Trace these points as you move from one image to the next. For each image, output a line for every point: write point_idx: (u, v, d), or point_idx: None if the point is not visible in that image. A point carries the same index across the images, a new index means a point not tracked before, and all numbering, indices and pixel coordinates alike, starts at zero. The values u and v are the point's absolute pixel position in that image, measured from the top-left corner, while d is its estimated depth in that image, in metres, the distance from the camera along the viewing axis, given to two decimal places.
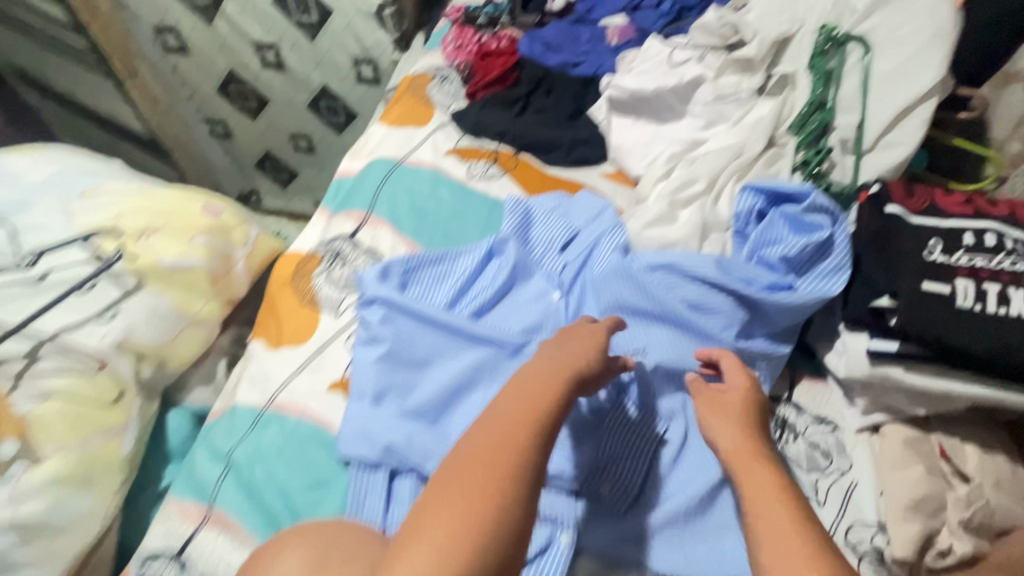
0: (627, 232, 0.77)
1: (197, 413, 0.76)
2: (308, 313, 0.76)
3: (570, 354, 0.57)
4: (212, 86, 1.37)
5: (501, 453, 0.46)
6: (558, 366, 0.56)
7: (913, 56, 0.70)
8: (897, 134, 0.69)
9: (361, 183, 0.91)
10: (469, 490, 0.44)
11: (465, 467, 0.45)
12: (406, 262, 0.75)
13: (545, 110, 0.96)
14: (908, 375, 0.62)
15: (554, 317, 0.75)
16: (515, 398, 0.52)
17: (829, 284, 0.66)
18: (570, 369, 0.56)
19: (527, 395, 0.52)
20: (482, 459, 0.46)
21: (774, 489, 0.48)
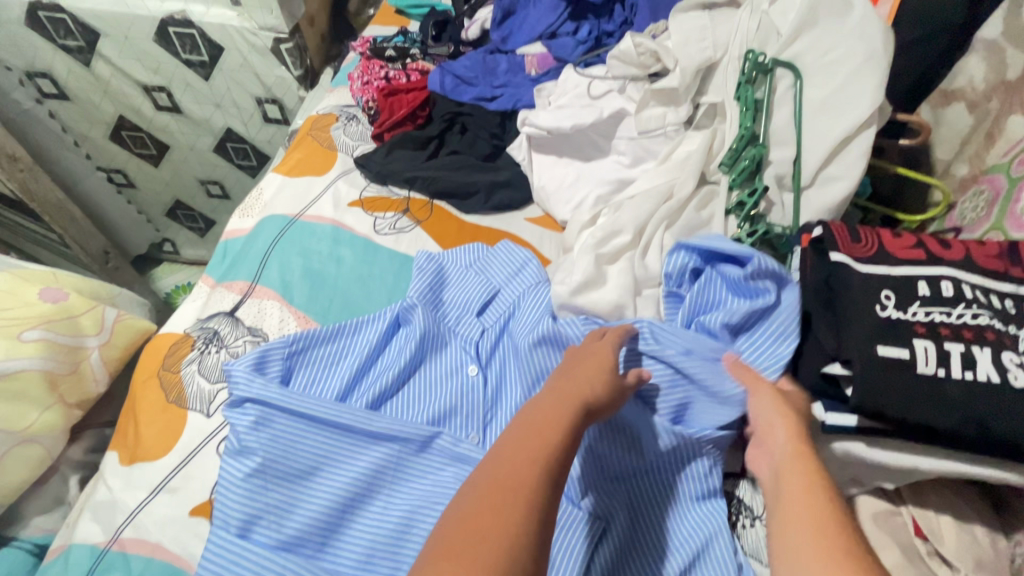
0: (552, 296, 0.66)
1: (39, 548, 0.62)
2: (172, 414, 0.63)
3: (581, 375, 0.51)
4: (102, 133, 1.23)
5: (518, 487, 0.39)
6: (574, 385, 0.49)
7: (847, 81, 0.63)
8: (837, 168, 0.63)
9: (250, 246, 0.79)
10: (499, 510, 0.37)
11: (485, 488, 0.39)
12: (289, 346, 0.63)
13: (461, 150, 0.87)
14: (872, 451, 0.54)
15: (470, 398, 0.64)
16: (536, 416, 0.45)
17: (778, 350, 0.57)
18: (582, 390, 0.49)
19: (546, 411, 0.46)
20: (500, 478, 0.40)
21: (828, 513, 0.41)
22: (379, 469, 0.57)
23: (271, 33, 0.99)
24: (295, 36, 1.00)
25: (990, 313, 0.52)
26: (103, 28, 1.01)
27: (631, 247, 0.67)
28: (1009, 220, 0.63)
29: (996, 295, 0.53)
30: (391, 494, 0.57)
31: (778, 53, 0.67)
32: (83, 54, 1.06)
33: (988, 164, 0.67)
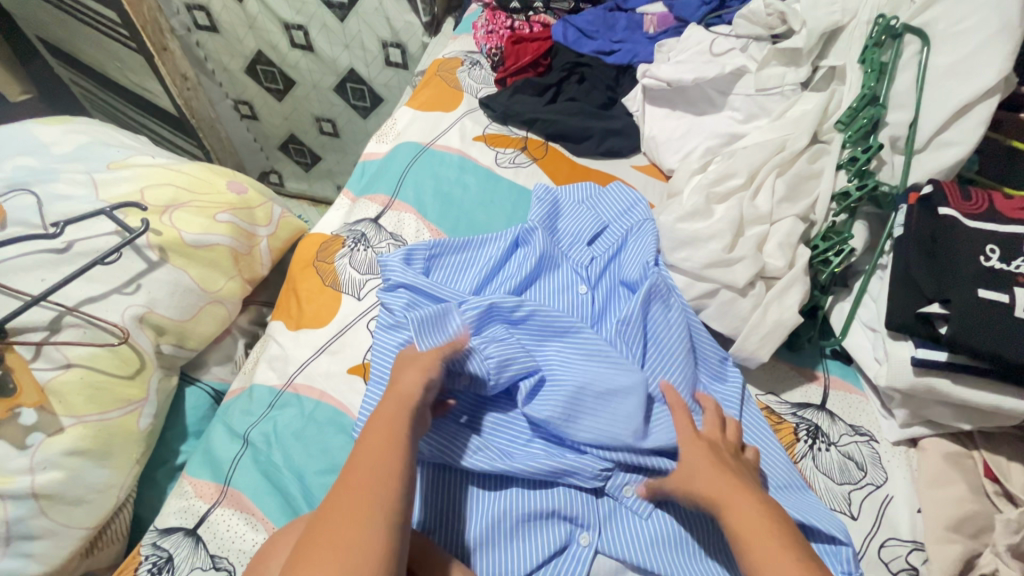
0: (658, 226, 0.74)
1: (216, 391, 0.75)
2: (328, 295, 0.75)
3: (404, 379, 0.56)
4: (240, 66, 1.36)
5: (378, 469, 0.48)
6: (392, 400, 0.54)
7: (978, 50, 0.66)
8: (952, 133, 0.66)
9: (387, 166, 0.90)
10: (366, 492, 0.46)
11: (346, 501, 0.45)
12: (429, 248, 0.74)
13: (577, 98, 0.93)
14: (956, 388, 0.59)
15: (580, 315, 0.72)
16: (374, 440, 0.50)
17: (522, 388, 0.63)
18: (403, 402, 0.54)
19: (384, 426, 0.51)
20: (356, 484, 0.46)
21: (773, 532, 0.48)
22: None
23: None
24: None
25: None
26: None
27: (742, 192, 0.73)
28: None
29: None
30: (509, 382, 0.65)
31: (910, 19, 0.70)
32: None
33: None
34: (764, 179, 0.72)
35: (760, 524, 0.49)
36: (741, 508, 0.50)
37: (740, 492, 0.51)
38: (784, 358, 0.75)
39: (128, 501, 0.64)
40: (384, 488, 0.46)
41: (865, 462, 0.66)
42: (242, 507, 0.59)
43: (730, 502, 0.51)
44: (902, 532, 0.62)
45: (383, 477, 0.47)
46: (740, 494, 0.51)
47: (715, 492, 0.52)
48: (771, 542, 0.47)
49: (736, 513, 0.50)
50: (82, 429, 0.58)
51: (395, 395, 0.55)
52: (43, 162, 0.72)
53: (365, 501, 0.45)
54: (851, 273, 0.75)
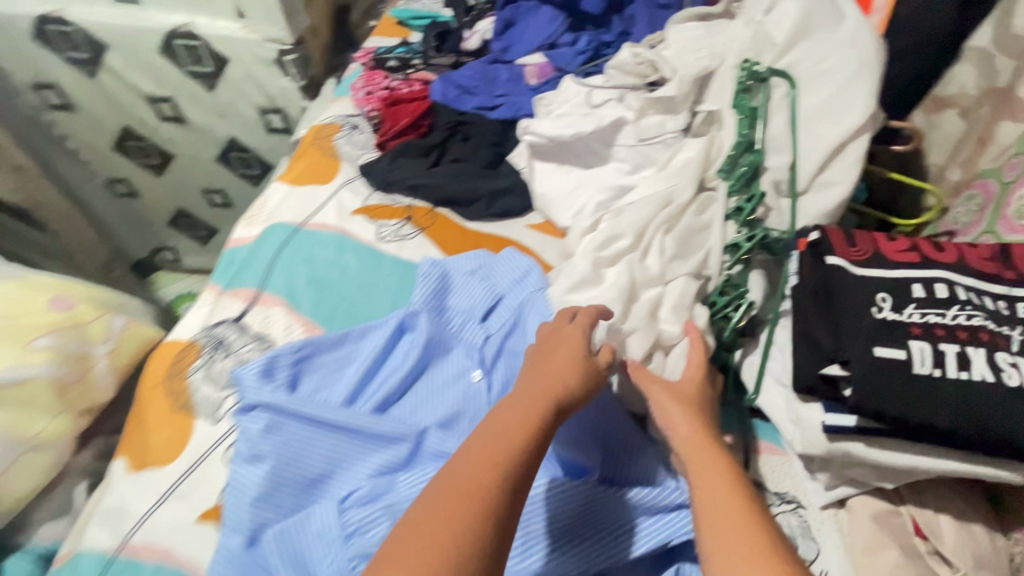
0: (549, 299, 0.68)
1: (47, 553, 0.61)
2: (178, 421, 0.64)
3: (554, 370, 0.53)
4: (106, 143, 1.24)
5: (500, 451, 0.45)
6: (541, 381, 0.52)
7: (841, 89, 0.64)
8: (832, 173, 0.65)
9: (253, 256, 0.80)
10: (472, 474, 0.43)
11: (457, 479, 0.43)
12: (296, 351, 0.65)
13: (462, 158, 0.87)
14: (871, 450, 0.54)
15: (476, 410, 0.64)
16: (500, 432, 0.47)
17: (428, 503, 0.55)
18: (552, 392, 0.51)
19: (473, 468, 0.44)
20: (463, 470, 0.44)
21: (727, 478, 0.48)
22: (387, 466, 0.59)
23: (275, 45, 1.00)
24: (298, 48, 1.01)
25: (984, 313, 0.53)
26: (110, 40, 1.03)
27: (633, 251, 0.68)
28: (1001, 223, 0.63)
29: (990, 296, 0.54)
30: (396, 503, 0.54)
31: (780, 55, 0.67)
32: (89, 65, 1.08)
33: (980, 168, 0.67)
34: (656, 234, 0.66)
35: (712, 466, 0.50)
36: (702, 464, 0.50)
37: (708, 444, 0.52)
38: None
39: None
40: (489, 472, 0.43)
41: (795, 535, 0.62)
42: None
43: (696, 456, 0.51)
44: None
45: (495, 470, 0.44)
46: (708, 452, 0.51)
47: (687, 449, 0.52)
48: (721, 495, 0.47)
49: (695, 457, 0.51)
50: None
51: (541, 400, 0.50)
52: None
53: (472, 495, 0.42)
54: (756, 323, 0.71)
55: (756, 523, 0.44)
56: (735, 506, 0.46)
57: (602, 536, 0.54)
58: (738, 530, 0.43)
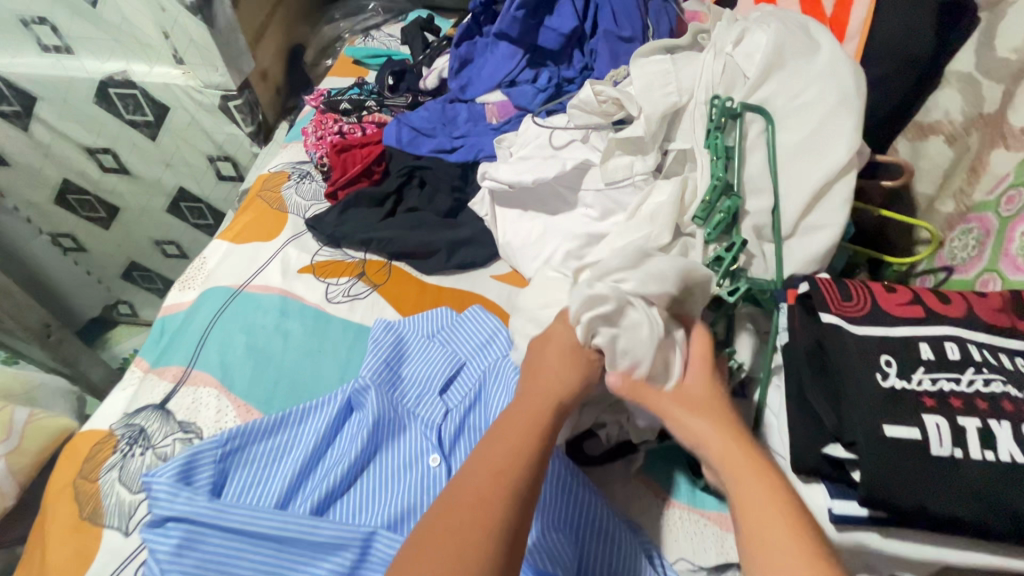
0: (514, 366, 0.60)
1: None
2: (83, 535, 0.54)
3: (551, 374, 0.49)
4: (46, 198, 1.16)
5: (504, 458, 0.43)
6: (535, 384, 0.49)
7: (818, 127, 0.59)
8: (819, 216, 0.58)
9: (186, 325, 0.72)
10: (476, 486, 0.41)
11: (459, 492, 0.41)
12: (222, 445, 0.56)
13: (419, 207, 0.81)
14: (888, 542, 0.47)
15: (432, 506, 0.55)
16: (501, 438, 0.45)
17: None
18: (548, 397, 0.48)
19: (485, 476, 0.42)
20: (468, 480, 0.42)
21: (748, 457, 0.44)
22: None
23: (218, 91, 0.95)
24: (243, 93, 0.96)
25: (1003, 376, 0.46)
26: (39, 91, 0.96)
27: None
28: (1005, 262, 0.56)
29: (1006, 353, 0.48)
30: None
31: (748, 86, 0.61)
32: (21, 119, 1.00)
33: (975, 201, 0.61)
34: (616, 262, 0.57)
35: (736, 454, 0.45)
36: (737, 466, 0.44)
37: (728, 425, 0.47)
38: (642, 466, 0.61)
39: None
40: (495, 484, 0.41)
41: None
42: None
43: (719, 439, 0.46)
44: None
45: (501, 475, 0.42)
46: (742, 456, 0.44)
47: (721, 454, 0.45)
48: (757, 484, 0.42)
49: (718, 447, 0.45)
50: None
51: (539, 403, 0.47)
52: None
53: (480, 501, 0.40)
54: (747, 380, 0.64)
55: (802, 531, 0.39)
56: (770, 493, 0.42)
57: None
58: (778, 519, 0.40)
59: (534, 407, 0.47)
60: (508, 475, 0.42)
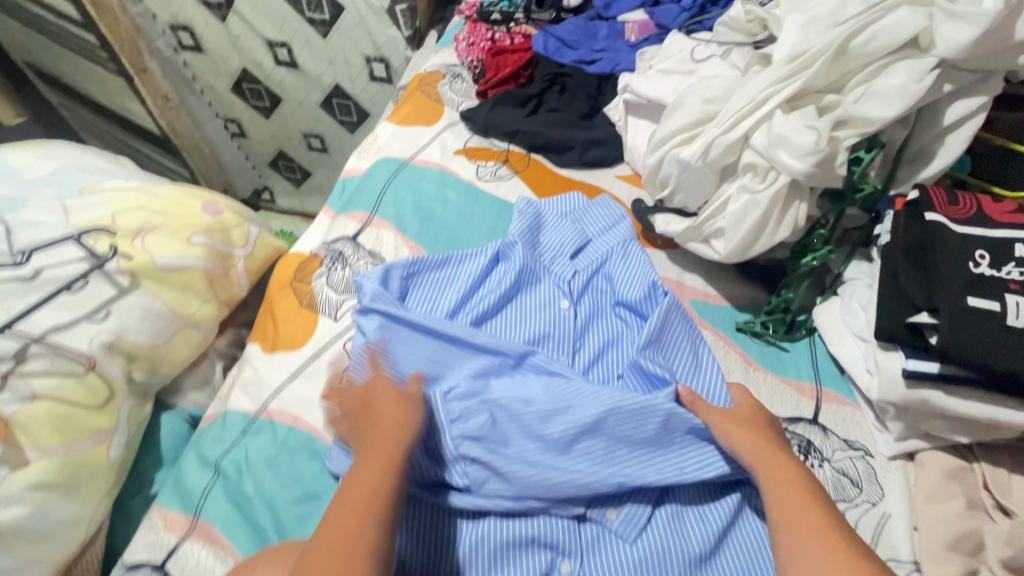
0: (643, 258, 0.75)
1: (193, 417, 0.74)
2: (306, 315, 0.73)
3: (387, 417, 0.57)
4: (226, 84, 1.36)
5: (353, 533, 0.47)
6: (383, 426, 0.56)
7: (981, 48, 0.60)
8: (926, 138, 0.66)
9: (366, 183, 0.88)
10: (335, 549, 0.45)
11: (325, 556, 0.45)
12: (407, 266, 0.72)
13: (558, 108, 0.92)
14: (950, 400, 0.56)
15: (560, 336, 0.70)
16: (349, 499, 0.49)
17: (526, 390, 0.62)
18: (393, 443, 0.54)
19: (343, 537, 0.46)
20: (328, 544, 0.46)
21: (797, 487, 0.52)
22: (483, 368, 0.66)
23: None
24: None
25: None
26: None
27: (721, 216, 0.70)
28: None
29: None
30: (495, 397, 0.61)
31: (901, 29, 0.62)
32: (221, 10, 1.19)
33: None
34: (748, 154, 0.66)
35: (791, 489, 0.52)
36: (772, 468, 0.54)
37: (775, 456, 0.55)
38: (697, 307, 0.76)
39: (100, 533, 0.64)
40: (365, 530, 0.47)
41: (860, 479, 0.64)
42: (210, 539, 0.57)
43: (768, 465, 0.54)
44: (901, 552, 0.59)
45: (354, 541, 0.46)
46: (770, 449, 0.56)
47: (753, 452, 0.55)
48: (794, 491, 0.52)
49: (783, 510, 0.51)
50: (47, 462, 0.58)
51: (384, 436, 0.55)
52: (13, 189, 0.71)
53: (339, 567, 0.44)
54: (824, 276, 0.76)
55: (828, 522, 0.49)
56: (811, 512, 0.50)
57: (677, 453, 0.60)
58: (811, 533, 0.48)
59: (378, 447, 0.54)
60: (368, 530, 0.47)
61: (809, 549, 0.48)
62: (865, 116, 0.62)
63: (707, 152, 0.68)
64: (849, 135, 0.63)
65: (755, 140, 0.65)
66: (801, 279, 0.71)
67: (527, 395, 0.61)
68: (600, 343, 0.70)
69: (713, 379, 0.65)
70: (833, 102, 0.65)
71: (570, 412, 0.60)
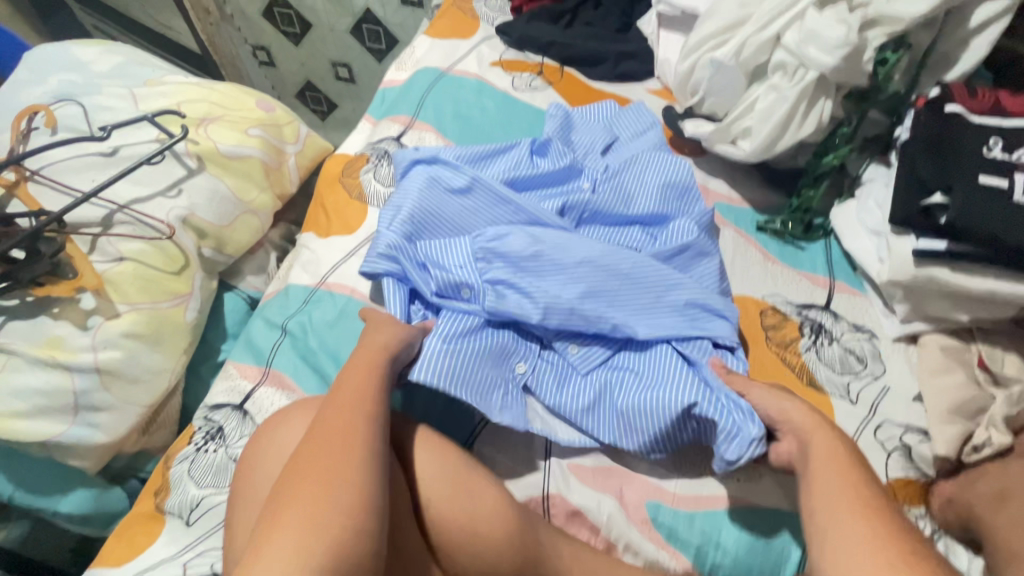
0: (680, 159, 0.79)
1: (251, 299, 0.81)
2: (356, 206, 0.79)
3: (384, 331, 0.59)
4: (257, 9, 1.38)
5: (344, 436, 0.46)
6: (369, 347, 0.57)
7: None
8: (948, 45, 0.70)
9: (406, 90, 0.92)
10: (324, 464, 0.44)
11: (317, 454, 0.45)
12: (441, 153, 0.78)
13: (593, 23, 0.96)
14: (954, 276, 0.62)
15: (606, 267, 0.67)
16: (339, 401, 0.50)
17: (539, 244, 0.68)
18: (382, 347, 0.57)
19: (335, 433, 0.46)
20: (320, 443, 0.46)
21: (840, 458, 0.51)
22: (525, 292, 0.65)
23: None
24: None
25: None
26: None
27: (748, 117, 0.74)
28: None
29: None
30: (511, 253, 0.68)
31: None
32: None
33: None
34: (779, 54, 0.70)
35: (837, 463, 0.51)
36: (818, 444, 0.53)
37: (825, 430, 0.54)
38: (721, 209, 0.81)
39: (177, 391, 0.71)
40: (361, 428, 0.47)
41: (865, 356, 0.70)
42: (282, 386, 0.65)
43: (815, 436, 0.53)
44: (897, 416, 0.66)
45: (349, 435, 0.47)
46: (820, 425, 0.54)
47: (806, 424, 0.54)
48: (838, 460, 0.51)
49: (819, 484, 0.50)
50: (135, 316, 0.64)
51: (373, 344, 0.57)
52: (83, 78, 0.75)
53: (336, 458, 0.44)
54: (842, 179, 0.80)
55: (870, 494, 0.48)
56: (850, 481, 0.49)
57: (673, 319, 0.65)
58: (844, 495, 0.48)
59: (364, 357, 0.55)
60: (361, 430, 0.47)
61: (844, 521, 0.46)
62: (894, 15, 0.65)
63: (740, 52, 0.72)
64: (878, 33, 0.66)
65: (786, 38, 0.69)
66: (822, 179, 0.75)
67: (540, 242, 0.69)
68: (649, 266, 0.67)
69: (709, 249, 0.71)
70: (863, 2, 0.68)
71: (576, 275, 0.67)
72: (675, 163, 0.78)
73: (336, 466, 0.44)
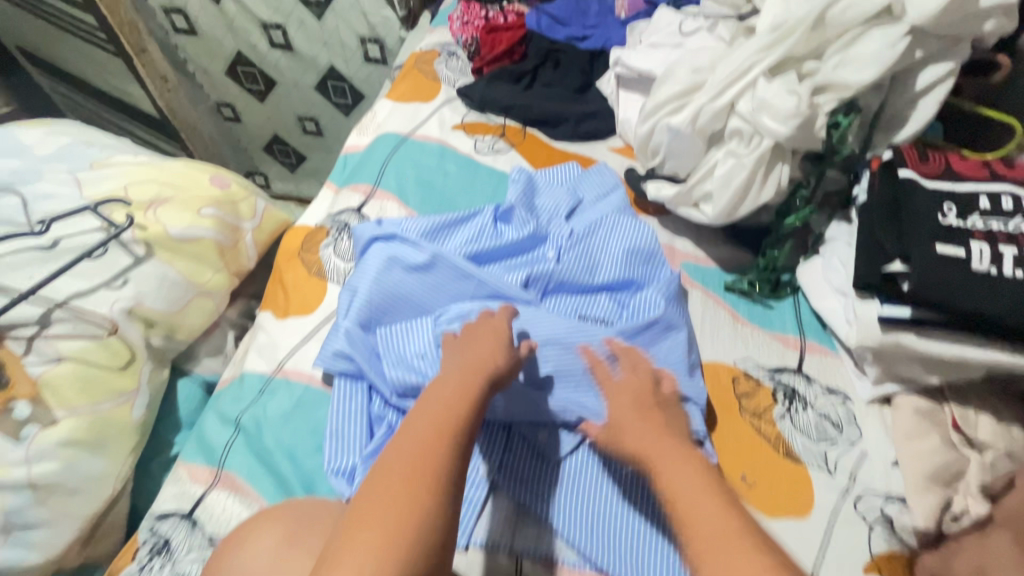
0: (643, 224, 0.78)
1: (207, 383, 0.77)
2: (315, 283, 0.76)
3: (485, 350, 0.58)
4: (220, 69, 1.37)
5: (427, 464, 0.44)
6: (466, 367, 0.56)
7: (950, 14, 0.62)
8: (899, 105, 0.70)
9: (367, 157, 0.91)
10: (396, 494, 0.42)
11: (395, 479, 0.43)
12: (401, 226, 0.76)
13: (553, 84, 0.97)
14: (920, 341, 0.61)
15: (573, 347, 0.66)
16: (428, 423, 0.48)
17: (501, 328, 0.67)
18: (481, 367, 0.56)
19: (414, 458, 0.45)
20: (402, 468, 0.44)
21: (692, 477, 0.49)
22: None
23: None
24: None
25: None
26: None
27: (708, 181, 0.74)
28: None
29: None
30: None
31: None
32: None
33: None
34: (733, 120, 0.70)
35: (692, 486, 0.48)
36: (665, 467, 0.51)
37: (662, 450, 0.52)
38: (688, 270, 0.80)
39: (124, 494, 0.66)
40: (442, 457, 0.45)
41: (841, 421, 0.68)
42: (235, 489, 0.61)
43: (653, 458, 0.52)
44: (876, 484, 0.64)
45: (435, 465, 0.45)
46: (664, 439, 0.53)
47: (642, 451, 0.53)
48: (680, 477, 0.49)
49: (680, 509, 0.47)
50: (74, 421, 0.60)
51: (474, 367, 0.56)
52: (24, 164, 0.72)
53: (410, 488, 0.42)
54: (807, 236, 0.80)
55: (725, 517, 0.45)
56: (699, 504, 0.46)
57: None
58: (711, 519, 0.45)
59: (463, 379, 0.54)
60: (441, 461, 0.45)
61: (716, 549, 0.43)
62: (843, 82, 0.66)
63: (696, 119, 0.72)
64: (829, 99, 0.67)
65: (740, 106, 0.69)
66: (786, 239, 0.75)
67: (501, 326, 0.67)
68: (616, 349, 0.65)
69: (676, 319, 0.69)
70: (813, 69, 0.69)
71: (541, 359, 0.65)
72: (638, 228, 0.77)
73: (410, 496, 0.42)
